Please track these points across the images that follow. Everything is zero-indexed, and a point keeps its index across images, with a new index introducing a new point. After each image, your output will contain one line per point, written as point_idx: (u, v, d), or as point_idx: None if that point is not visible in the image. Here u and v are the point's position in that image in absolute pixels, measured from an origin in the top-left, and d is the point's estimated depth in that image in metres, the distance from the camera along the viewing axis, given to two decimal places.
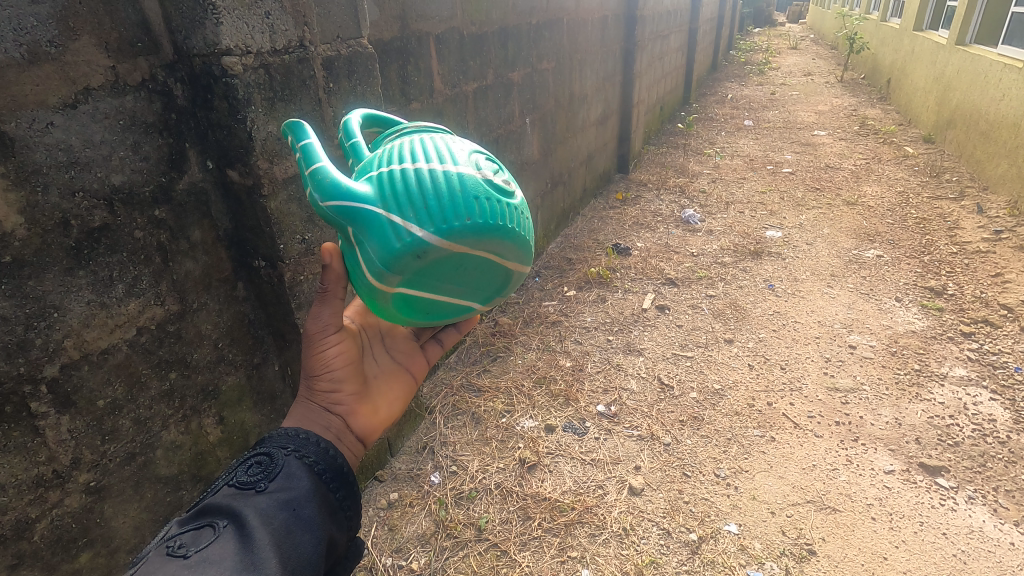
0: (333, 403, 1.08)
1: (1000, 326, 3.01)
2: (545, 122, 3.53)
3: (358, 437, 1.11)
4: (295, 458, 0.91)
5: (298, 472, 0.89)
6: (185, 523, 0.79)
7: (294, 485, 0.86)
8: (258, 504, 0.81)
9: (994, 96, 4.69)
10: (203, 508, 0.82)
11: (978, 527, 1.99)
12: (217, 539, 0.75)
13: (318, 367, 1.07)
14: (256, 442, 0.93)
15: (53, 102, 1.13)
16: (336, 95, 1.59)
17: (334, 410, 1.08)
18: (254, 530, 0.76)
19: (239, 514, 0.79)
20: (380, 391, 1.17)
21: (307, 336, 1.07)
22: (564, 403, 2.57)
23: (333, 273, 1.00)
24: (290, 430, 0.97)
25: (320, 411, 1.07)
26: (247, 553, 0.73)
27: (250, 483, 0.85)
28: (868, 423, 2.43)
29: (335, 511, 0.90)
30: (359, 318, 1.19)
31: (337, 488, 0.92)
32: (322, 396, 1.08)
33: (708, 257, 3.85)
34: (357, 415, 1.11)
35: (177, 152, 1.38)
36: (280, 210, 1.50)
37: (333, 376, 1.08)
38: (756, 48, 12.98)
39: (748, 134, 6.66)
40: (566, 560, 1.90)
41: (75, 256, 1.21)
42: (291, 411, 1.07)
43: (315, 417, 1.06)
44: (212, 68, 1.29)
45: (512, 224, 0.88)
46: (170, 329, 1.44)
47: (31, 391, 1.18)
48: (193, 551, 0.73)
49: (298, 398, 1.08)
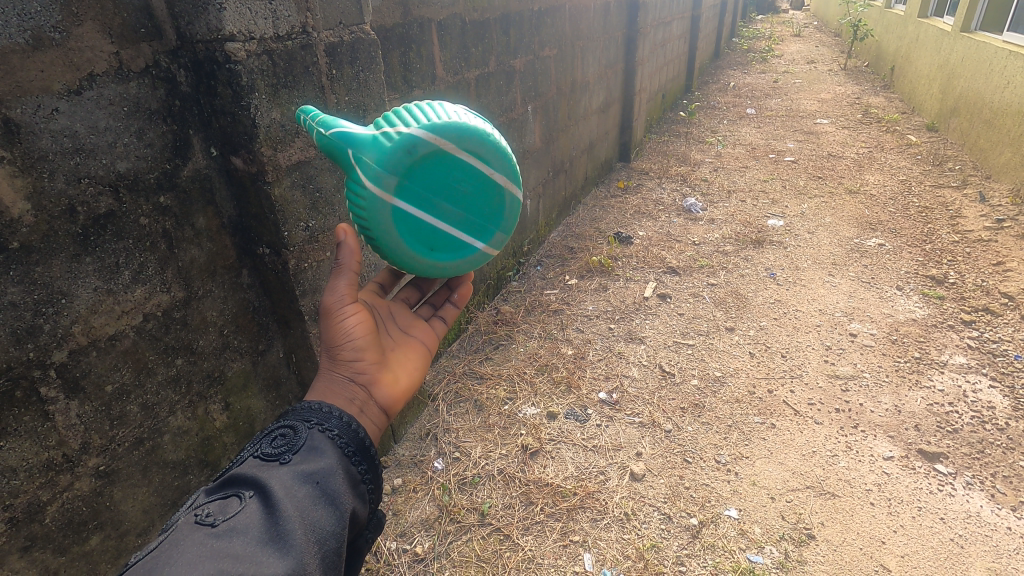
0: (356, 372, 1.08)
1: (1000, 314, 3.02)
2: (547, 109, 3.52)
3: (382, 408, 1.10)
4: (317, 431, 0.93)
5: (321, 446, 0.90)
6: (214, 492, 0.81)
7: (317, 458, 0.88)
8: (282, 476, 0.83)
9: (998, 84, 4.67)
10: (230, 478, 0.84)
11: (975, 512, 2.01)
12: (243, 508, 0.78)
13: (340, 338, 1.08)
14: (281, 416, 0.95)
15: (58, 89, 1.13)
16: (340, 81, 1.60)
17: (358, 380, 1.08)
18: (278, 502, 0.78)
19: (264, 485, 0.81)
20: (397, 362, 1.17)
21: (325, 312, 1.10)
22: (566, 390, 2.59)
23: (347, 244, 1.10)
24: (313, 403, 0.98)
25: (344, 383, 1.07)
26: (273, 524, 0.75)
27: (275, 455, 0.87)
28: (868, 409, 2.45)
29: (357, 484, 0.91)
30: (370, 296, 1.21)
31: (360, 462, 0.94)
32: (345, 366, 1.08)
33: (710, 246, 3.85)
34: (380, 385, 1.10)
35: (181, 139, 1.38)
36: (283, 197, 1.51)
37: (354, 345, 1.09)
38: (760, 35, 12.83)
39: (750, 122, 6.62)
40: (568, 544, 1.93)
41: (81, 242, 1.22)
42: (315, 385, 1.06)
43: (341, 388, 1.05)
44: (216, 54, 1.29)
45: (489, 131, 1.00)
46: (176, 316, 1.45)
47: (40, 376, 1.19)
48: (221, 520, 0.75)
49: (321, 373, 1.08)
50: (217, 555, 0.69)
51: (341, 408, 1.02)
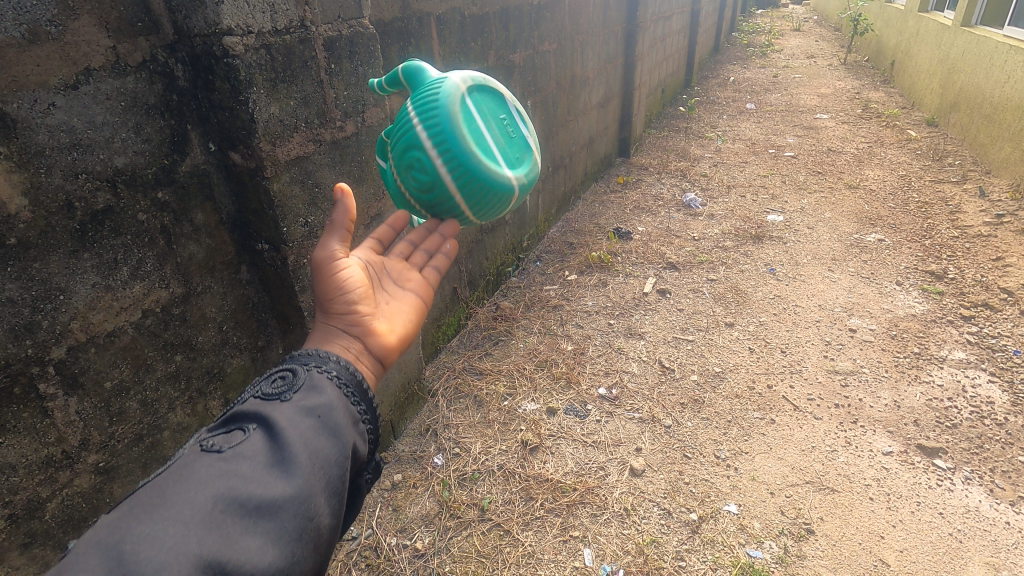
0: (350, 324, 1.04)
1: (999, 309, 3.02)
2: (546, 104, 3.51)
3: (379, 359, 1.06)
4: (318, 372, 0.91)
5: (321, 384, 0.89)
6: (216, 427, 0.81)
7: (317, 394, 0.87)
8: (284, 409, 0.83)
9: (998, 79, 4.66)
10: (232, 413, 0.84)
11: (974, 507, 2.02)
12: (247, 438, 0.78)
13: (332, 291, 1.04)
14: (280, 360, 0.93)
15: (54, 83, 1.12)
16: (338, 76, 1.60)
17: (352, 331, 1.04)
18: (282, 433, 0.78)
19: (267, 418, 0.81)
20: (396, 313, 1.11)
21: (316, 268, 1.06)
22: (565, 385, 2.59)
23: (342, 203, 1.07)
24: (305, 352, 0.96)
25: (338, 334, 1.03)
26: (277, 451, 0.77)
27: (275, 394, 0.86)
28: (867, 405, 2.46)
29: (358, 422, 0.91)
30: (370, 250, 1.15)
31: (359, 402, 0.93)
32: (339, 318, 1.04)
33: (709, 241, 3.84)
34: (376, 337, 1.05)
35: (179, 134, 1.37)
36: (282, 193, 1.50)
37: (348, 297, 1.05)
38: (760, 29, 12.78)
39: (750, 117, 6.60)
40: (568, 539, 1.93)
41: (79, 238, 1.21)
42: (310, 336, 1.04)
43: (336, 340, 1.02)
44: (213, 48, 1.28)
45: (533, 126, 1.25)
46: (175, 312, 1.45)
47: (38, 372, 1.18)
48: (225, 449, 0.76)
49: (317, 327, 1.05)
50: (224, 478, 0.71)
51: (338, 356, 0.99)
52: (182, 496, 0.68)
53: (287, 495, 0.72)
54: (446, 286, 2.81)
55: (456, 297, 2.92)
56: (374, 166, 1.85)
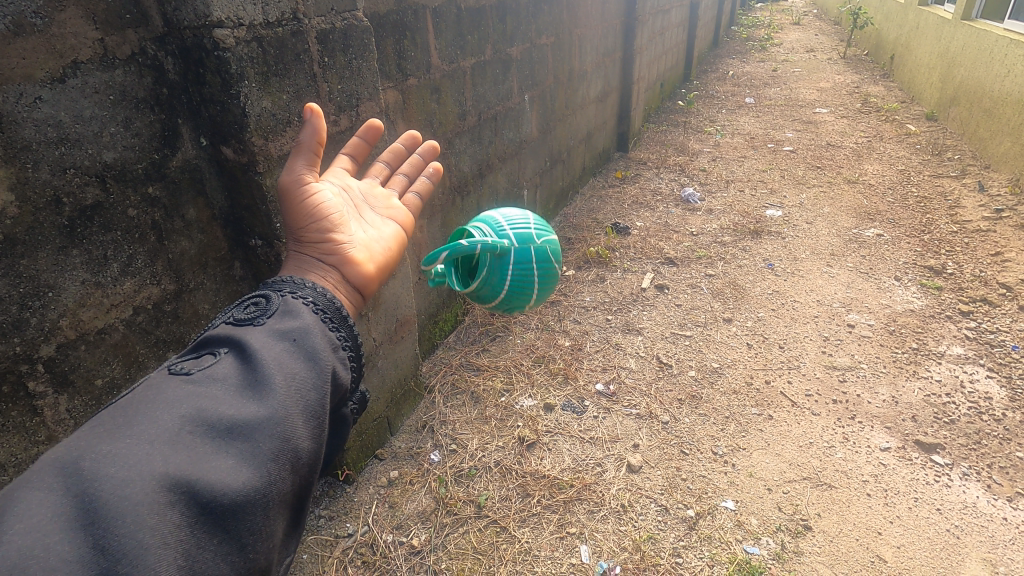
0: (325, 252, 1.09)
1: (998, 305, 3.01)
2: (544, 98, 3.48)
3: (356, 286, 1.11)
4: (291, 295, 0.94)
5: (296, 309, 0.91)
6: (188, 354, 0.83)
7: (292, 318, 0.89)
8: (256, 333, 0.84)
9: (998, 73, 4.63)
10: (206, 339, 0.86)
11: (971, 503, 2.02)
12: (217, 361, 0.80)
13: (306, 220, 1.10)
14: (255, 287, 0.97)
15: (41, 76, 1.10)
16: (332, 70, 1.58)
17: (327, 259, 1.09)
18: (254, 355, 0.80)
19: (238, 342, 0.83)
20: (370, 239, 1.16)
21: (291, 199, 1.12)
22: (563, 381, 2.58)
23: (311, 125, 1.13)
24: (282, 278, 1.00)
25: (313, 262, 1.08)
26: (249, 374, 0.78)
27: (249, 317, 0.88)
28: (866, 400, 2.45)
29: (338, 347, 0.92)
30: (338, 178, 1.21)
31: (338, 327, 0.95)
32: (313, 247, 1.09)
33: (708, 237, 3.83)
34: (351, 264, 1.10)
35: (170, 129, 1.35)
36: (275, 187, 1.48)
37: (321, 226, 1.10)
38: (760, 23, 12.71)
39: (749, 112, 6.58)
40: (565, 536, 1.93)
41: (68, 235, 1.20)
42: (286, 265, 1.09)
43: (313, 265, 1.07)
44: (204, 40, 1.26)
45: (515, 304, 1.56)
46: (167, 309, 1.43)
47: (27, 370, 1.17)
48: (196, 372, 0.78)
49: (292, 256, 1.11)
50: (193, 398, 0.72)
51: (315, 281, 1.03)
52: (151, 412, 0.70)
53: (258, 411, 0.73)
54: (443, 282, 2.80)
55: (453, 293, 2.91)
56: (369, 161, 1.83)
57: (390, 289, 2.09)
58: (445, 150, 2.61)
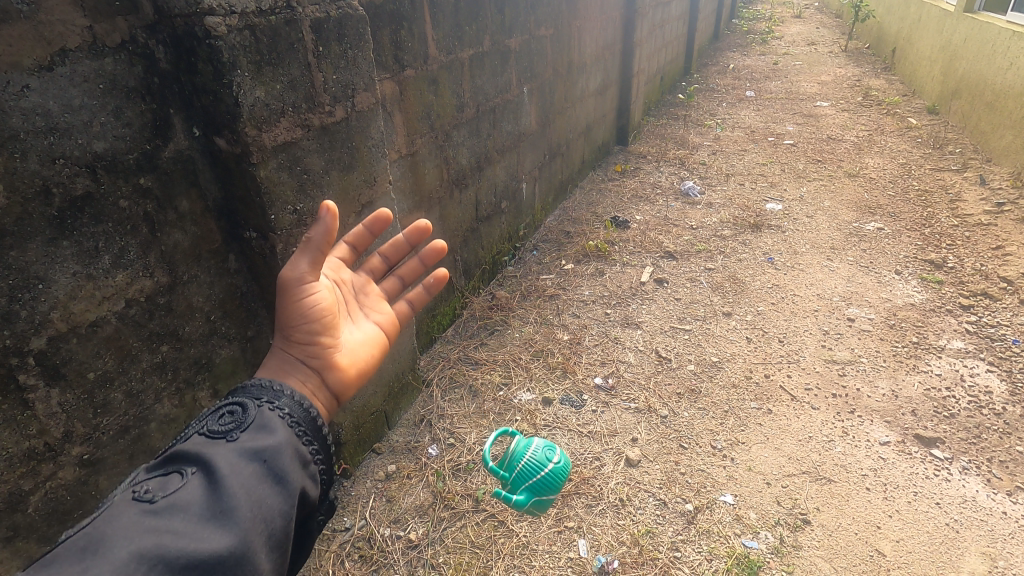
0: (311, 355, 1.05)
1: (999, 299, 3.00)
2: (543, 91, 3.45)
3: (335, 395, 1.07)
4: (268, 409, 0.89)
5: (272, 424, 0.87)
6: (151, 471, 0.78)
7: (268, 435, 0.85)
8: (226, 452, 0.80)
9: (1000, 65, 4.60)
10: (172, 455, 0.81)
11: (970, 497, 2.01)
12: (182, 486, 0.75)
13: (296, 318, 1.04)
14: (229, 393, 0.91)
15: (28, 64, 1.08)
16: (327, 59, 1.56)
17: (311, 363, 1.05)
18: (223, 479, 0.75)
19: (207, 463, 0.78)
20: (355, 343, 1.12)
21: (283, 288, 1.06)
22: (561, 375, 2.57)
23: (323, 225, 1.03)
24: (262, 382, 0.95)
25: (296, 364, 1.04)
26: (215, 502, 0.73)
27: (221, 432, 0.83)
28: (865, 394, 2.44)
29: (310, 464, 0.89)
30: (332, 273, 1.17)
31: (314, 443, 0.92)
32: (298, 348, 1.05)
33: (707, 230, 3.81)
34: (335, 370, 1.07)
35: (161, 119, 1.33)
36: (269, 179, 1.46)
37: (312, 326, 1.05)
38: (761, 17, 12.63)
39: (750, 105, 6.54)
40: (562, 530, 1.92)
41: (58, 226, 1.18)
42: (267, 364, 1.04)
43: (294, 368, 1.03)
44: (195, 29, 1.24)
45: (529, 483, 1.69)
46: (160, 302, 1.42)
47: (18, 363, 1.16)
48: (158, 498, 0.73)
49: (275, 353, 1.05)
50: (153, 531, 0.68)
51: (295, 389, 0.99)
52: (105, 547, 0.65)
53: (222, 549, 0.69)
54: None
55: (451, 287, 2.89)
56: (365, 153, 1.81)
57: None
58: (443, 142, 2.59)
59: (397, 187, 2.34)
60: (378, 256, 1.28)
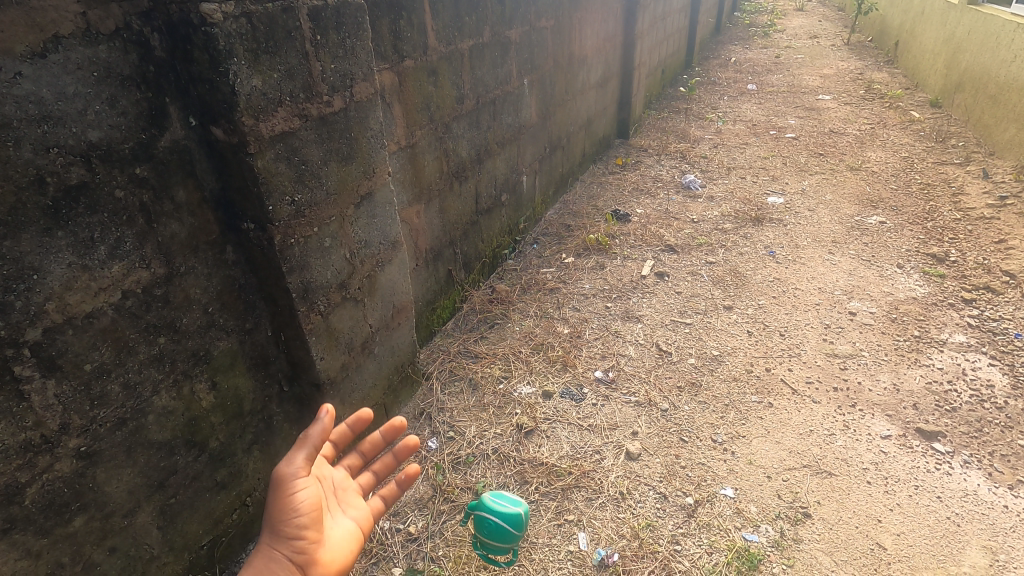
0: (296, 551, 1.12)
1: (1001, 292, 2.98)
2: (544, 83, 3.43)
3: None
4: None
5: None
6: None
7: None
8: None
9: (1004, 58, 4.56)
10: None
11: (972, 490, 2.00)
12: None
13: (286, 515, 1.12)
14: None
15: (20, 51, 1.07)
16: (324, 48, 1.55)
17: (295, 561, 1.11)
18: None
19: None
20: (334, 539, 1.20)
21: (277, 484, 1.13)
22: (562, 369, 2.56)
23: (320, 424, 1.16)
24: None
25: (281, 562, 1.10)
26: None
27: None
28: (866, 388, 2.43)
29: None
30: (317, 470, 1.27)
31: None
32: (285, 545, 1.11)
33: (708, 224, 3.79)
34: (315, 565, 1.13)
35: (157, 108, 1.31)
36: (267, 169, 1.45)
37: (299, 521, 1.13)
38: (764, 9, 12.54)
39: (751, 98, 6.50)
40: (562, 523, 1.91)
41: (52, 215, 1.17)
42: (252, 560, 1.09)
43: (277, 570, 1.09)
44: (190, 16, 1.23)
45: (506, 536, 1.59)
46: (157, 293, 1.40)
47: (13, 354, 1.15)
48: None
49: (260, 550, 1.11)
50: None
51: None
52: None
53: None
54: (441, 269, 2.77)
55: (451, 280, 2.88)
56: (363, 144, 1.79)
57: (387, 274, 2.06)
58: (443, 135, 2.57)
59: (397, 179, 2.32)
60: (356, 451, 1.38)
